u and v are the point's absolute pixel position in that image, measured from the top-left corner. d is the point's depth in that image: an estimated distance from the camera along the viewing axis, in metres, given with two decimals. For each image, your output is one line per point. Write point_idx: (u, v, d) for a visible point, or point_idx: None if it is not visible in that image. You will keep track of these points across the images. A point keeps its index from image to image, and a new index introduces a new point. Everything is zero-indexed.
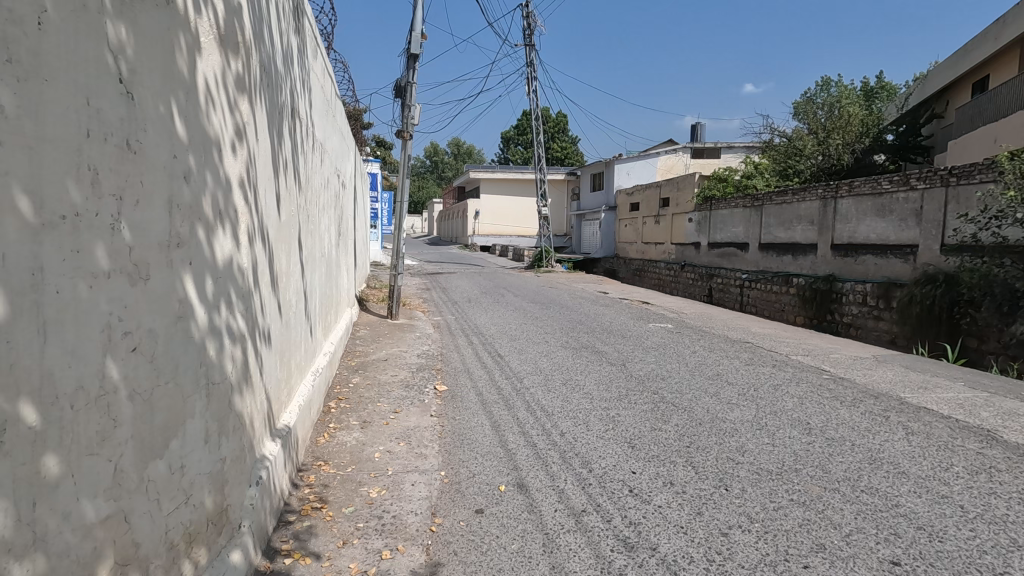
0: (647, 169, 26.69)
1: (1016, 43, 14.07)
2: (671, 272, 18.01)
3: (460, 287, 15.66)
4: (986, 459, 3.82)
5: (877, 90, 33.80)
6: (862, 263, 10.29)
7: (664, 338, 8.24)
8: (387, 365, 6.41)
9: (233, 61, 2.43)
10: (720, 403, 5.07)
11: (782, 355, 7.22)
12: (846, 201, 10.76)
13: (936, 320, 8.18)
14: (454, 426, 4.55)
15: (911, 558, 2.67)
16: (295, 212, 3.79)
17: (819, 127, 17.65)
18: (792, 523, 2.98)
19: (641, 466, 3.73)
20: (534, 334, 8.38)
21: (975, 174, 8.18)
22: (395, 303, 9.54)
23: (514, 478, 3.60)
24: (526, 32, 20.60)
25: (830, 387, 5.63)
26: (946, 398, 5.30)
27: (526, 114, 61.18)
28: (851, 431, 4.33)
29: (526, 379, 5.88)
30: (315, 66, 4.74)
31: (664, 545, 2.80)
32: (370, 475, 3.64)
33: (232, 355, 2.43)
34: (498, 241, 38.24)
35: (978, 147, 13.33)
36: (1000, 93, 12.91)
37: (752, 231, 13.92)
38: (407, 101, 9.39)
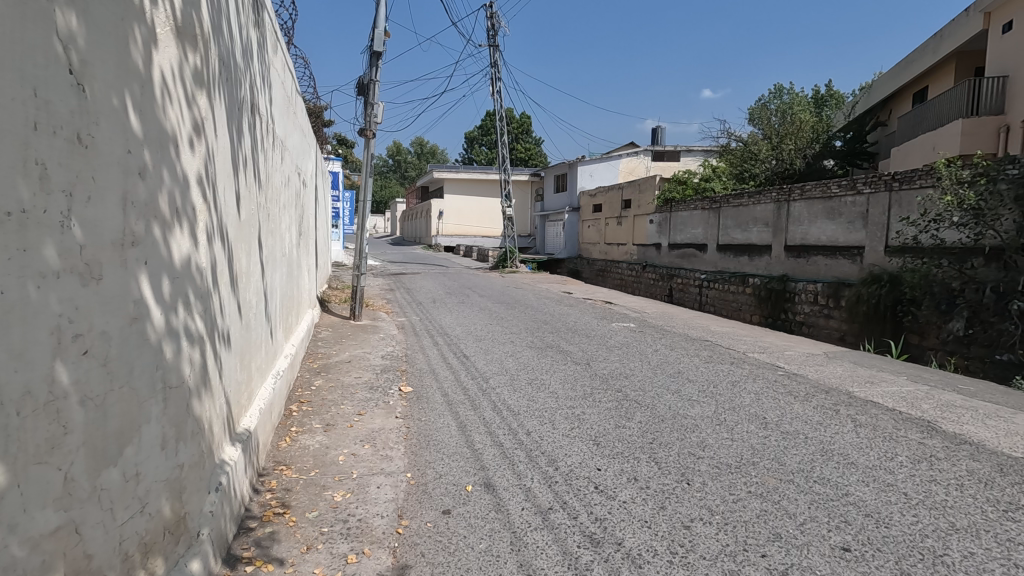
0: (609, 171, 27.11)
1: (951, 56, 14.93)
2: (632, 272, 18.33)
3: (424, 288, 15.51)
4: (927, 448, 4.05)
5: (826, 97, 35.28)
6: (814, 264, 10.73)
7: (627, 337, 8.39)
8: (350, 367, 6.31)
9: (191, 55, 2.35)
10: (681, 399, 5.20)
11: (739, 352, 7.45)
12: (798, 204, 11.21)
13: (881, 318, 8.61)
14: (419, 427, 4.52)
15: (860, 543, 2.81)
16: (255, 211, 3.68)
17: (773, 133, 18.31)
18: (751, 514, 3.09)
19: (606, 463, 3.80)
20: (500, 334, 8.39)
21: (916, 179, 8.65)
22: (358, 304, 9.40)
23: (481, 477, 3.61)
24: (490, 33, 20.62)
25: (785, 383, 5.85)
26: (891, 392, 5.58)
27: (490, 115, 61.23)
28: (805, 425, 4.51)
29: (492, 379, 5.89)
30: (276, 62, 4.63)
31: (629, 540, 2.86)
32: (334, 478, 3.58)
33: (190, 357, 2.36)
34: (462, 242, 38.09)
35: (919, 154, 14.08)
36: (938, 103, 13.67)
37: (710, 232, 14.32)
38: (369, 99, 9.26)
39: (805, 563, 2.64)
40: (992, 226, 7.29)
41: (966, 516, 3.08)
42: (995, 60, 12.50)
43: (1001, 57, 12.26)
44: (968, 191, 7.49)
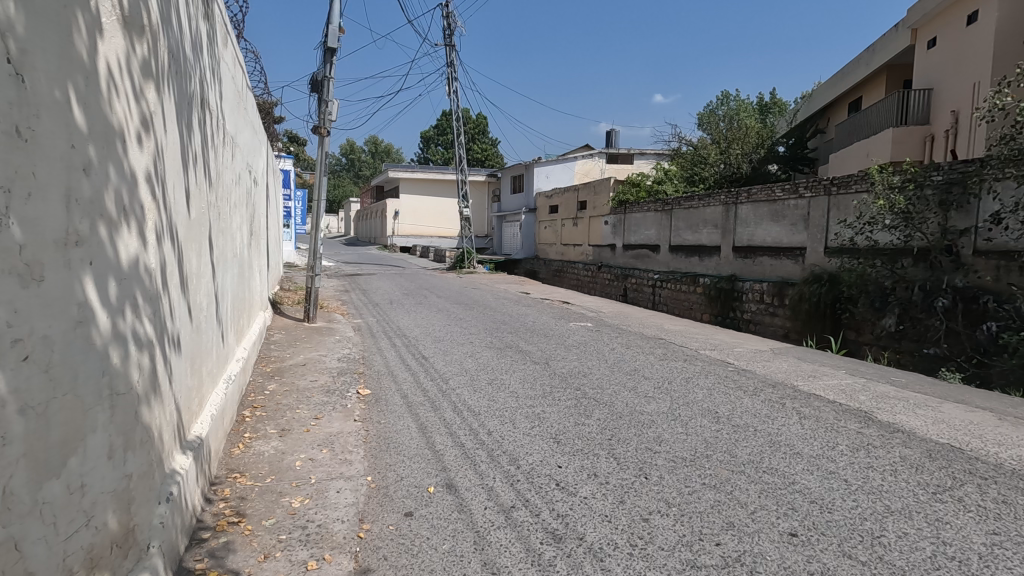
0: (565, 173, 27.45)
1: (883, 68, 15.88)
2: (588, 272, 18.62)
3: (380, 289, 15.30)
4: (864, 437, 4.32)
5: (769, 104, 36.82)
6: (759, 264, 11.19)
7: (584, 336, 8.53)
8: (305, 371, 6.15)
9: (139, 46, 2.25)
10: (637, 396, 5.33)
11: (691, 350, 7.70)
12: (745, 207, 11.67)
13: (821, 315, 9.07)
14: (379, 430, 4.47)
15: (806, 528, 2.96)
16: (205, 210, 3.55)
17: (721, 137, 19.00)
18: (705, 505, 3.21)
19: (566, 460, 3.86)
20: (458, 335, 8.37)
21: (851, 184, 9.17)
22: (312, 305, 9.17)
23: (443, 478, 3.60)
24: (446, 32, 20.53)
25: (735, 378, 6.09)
26: (832, 385, 5.92)
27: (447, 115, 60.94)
28: (754, 418, 4.72)
29: (452, 380, 5.87)
30: (226, 56, 4.46)
31: (590, 534, 2.92)
32: (291, 484, 3.49)
33: (139, 363, 2.26)
34: (419, 242, 37.70)
35: (854, 160, 14.89)
36: (871, 112, 14.51)
37: (663, 234, 14.72)
38: (324, 96, 9.05)
39: (756, 549, 2.77)
40: (920, 229, 7.82)
41: (901, 498, 3.30)
42: (922, 73, 13.39)
43: (927, 71, 13.14)
44: (899, 195, 8.00)
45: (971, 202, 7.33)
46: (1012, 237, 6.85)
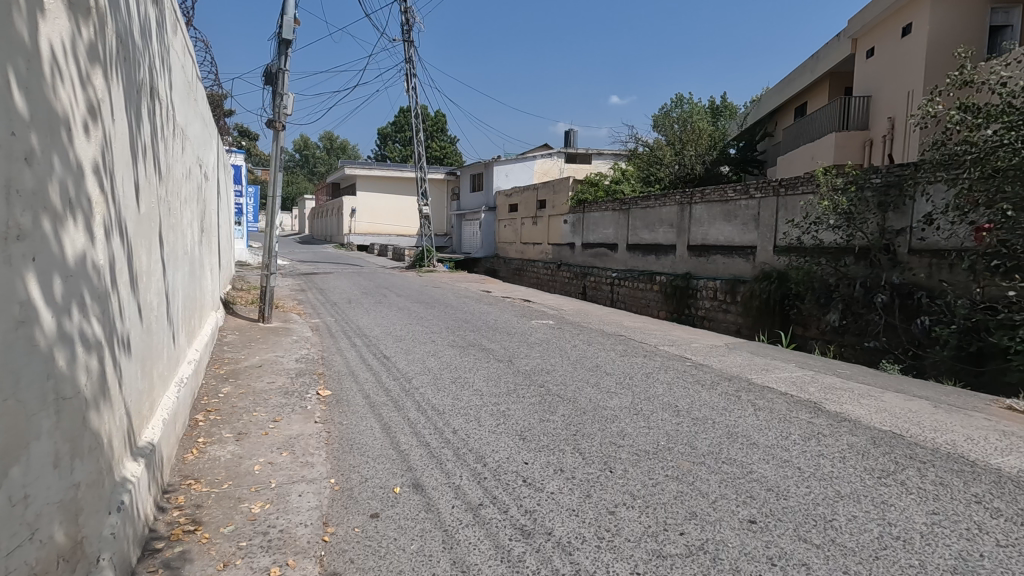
0: (525, 172, 27.56)
1: (826, 75, 16.64)
2: (548, 271, 18.76)
3: (338, 288, 14.96)
4: (814, 426, 4.53)
5: (721, 107, 37.94)
6: (713, 263, 11.54)
7: (546, 333, 8.59)
8: (262, 372, 5.95)
9: (85, 28, 2.12)
10: (600, 392, 5.41)
11: (650, 346, 7.87)
12: (699, 207, 12.02)
13: (771, 311, 9.44)
14: (341, 431, 4.37)
15: (764, 515, 3.08)
16: (155, 204, 3.38)
17: (675, 139, 19.51)
18: (669, 496, 3.29)
19: (532, 456, 3.87)
20: (420, 334, 8.28)
21: (798, 185, 9.58)
22: (267, 305, 8.88)
23: (409, 478, 3.55)
24: (404, 28, 20.26)
25: (694, 373, 6.28)
26: (784, 377, 6.18)
27: (405, 113, 60.20)
28: (712, 411, 4.87)
29: (415, 379, 5.79)
30: (175, 43, 4.26)
31: (558, 528, 2.94)
32: (250, 490, 3.37)
33: (86, 365, 2.13)
34: (376, 241, 37.06)
35: (799, 163, 15.54)
36: (815, 117, 15.17)
37: (621, 233, 14.98)
38: (278, 89, 8.77)
39: (718, 537, 2.86)
40: (861, 228, 8.24)
41: (849, 483, 3.47)
42: (862, 81, 14.10)
43: (867, 79, 13.85)
44: (842, 197, 8.41)
45: (906, 204, 7.78)
46: (944, 237, 7.30)
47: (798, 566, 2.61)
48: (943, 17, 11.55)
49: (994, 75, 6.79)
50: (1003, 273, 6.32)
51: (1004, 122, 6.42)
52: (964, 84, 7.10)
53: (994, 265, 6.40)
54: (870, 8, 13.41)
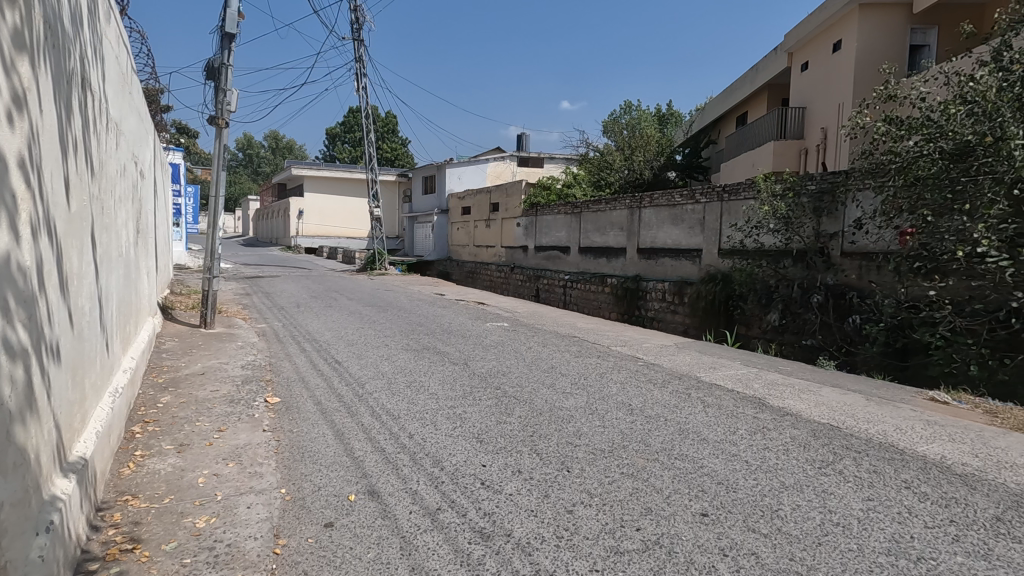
0: (478, 174, 27.55)
1: (765, 86, 17.45)
2: (501, 273, 18.81)
3: (285, 291, 14.48)
4: (759, 421, 4.73)
5: (667, 115, 39.16)
6: (661, 265, 11.87)
7: (501, 336, 8.60)
8: (204, 380, 5.68)
9: (10, 13, 1.97)
10: (556, 392, 5.46)
11: (604, 346, 8.02)
12: (648, 210, 12.35)
13: (716, 312, 9.80)
14: (292, 439, 4.22)
15: (715, 508, 3.19)
16: (86, 203, 3.17)
17: (625, 145, 19.99)
18: (625, 493, 3.36)
19: (490, 458, 3.86)
20: (372, 338, 8.11)
21: (740, 191, 9.99)
22: (209, 310, 8.50)
23: (364, 485, 3.47)
24: (354, 27, 19.90)
25: (645, 372, 6.43)
26: (730, 375, 6.43)
27: (355, 114, 59.14)
28: (664, 408, 5.00)
29: (368, 384, 5.66)
30: (109, 34, 4.02)
31: (518, 530, 2.95)
32: (194, 504, 3.20)
33: (11, 376, 1.97)
34: (325, 243, 36.12)
35: (741, 169, 16.19)
36: (755, 126, 15.86)
37: (573, 235, 15.20)
38: (221, 84, 8.43)
39: (672, 531, 2.93)
40: (798, 232, 8.68)
41: (793, 474, 3.64)
42: (797, 93, 14.88)
43: (802, 91, 14.63)
44: (781, 202, 8.83)
45: (838, 209, 8.25)
46: (872, 241, 7.78)
47: (748, 556, 2.71)
48: (869, 36, 12.37)
49: (915, 91, 7.25)
50: (925, 274, 6.78)
51: (923, 134, 6.76)
52: (888, 98, 7.55)
53: (917, 268, 6.85)
54: (804, 24, 14.19)
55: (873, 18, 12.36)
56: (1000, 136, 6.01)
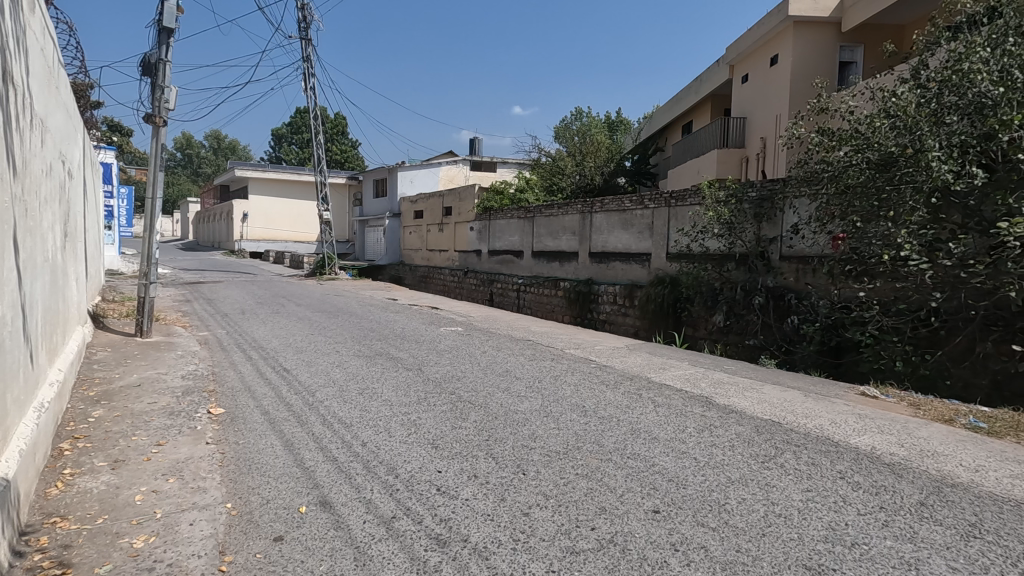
0: (430, 177, 27.32)
1: (708, 97, 18.14)
2: (454, 278, 18.72)
3: (229, 297, 13.88)
4: (706, 418, 4.91)
5: (617, 122, 40.08)
6: (612, 268, 12.13)
7: (455, 340, 8.54)
8: (141, 392, 5.37)
9: None
10: (511, 396, 5.48)
11: (557, 349, 8.11)
12: (598, 215, 12.60)
13: (665, 314, 10.10)
14: (238, 451, 4.06)
15: (667, 504, 3.28)
16: (8, 203, 2.95)
17: (576, 150, 20.31)
18: (580, 493, 3.41)
19: (445, 464, 3.83)
20: (323, 345, 7.90)
21: (686, 198, 10.36)
22: (146, 318, 8.07)
23: (316, 496, 3.37)
24: (302, 25, 19.42)
25: (598, 373, 6.56)
26: (679, 374, 6.64)
27: (303, 114, 57.62)
28: (616, 409, 5.11)
29: (318, 392, 5.51)
30: (33, 24, 3.76)
31: (474, 534, 2.94)
32: (130, 523, 3.02)
33: None
34: (271, 246, 34.93)
35: (687, 176, 16.70)
36: (700, 134, 16.41)
37: (526, 240, 15.31)
38: (158, 81, 8.03)
39: (626, 529, 3.00)
40: (740, 237, 9.07)
41: (739, 469, 3.80)
42: (738, 104, 15.54)
43: (742, 102, 15.29)
44: (724, 208, 9.19)
45: (777, 215, 8.66)
46: (808, 245, 8.20)
47: (697, 549, 2.80)
48: (802, 52, 13.09)
49: (844, 104, 7.69)
50: (855, 277, 7.22)
51: (852, 145, 7.16)
52: (821, 110, 7.99)
53: (848, 270, 7.28)
54: (744, 39, 14.87)
55: (806, 35, 13.11)
56: (919, 148, 6.44)
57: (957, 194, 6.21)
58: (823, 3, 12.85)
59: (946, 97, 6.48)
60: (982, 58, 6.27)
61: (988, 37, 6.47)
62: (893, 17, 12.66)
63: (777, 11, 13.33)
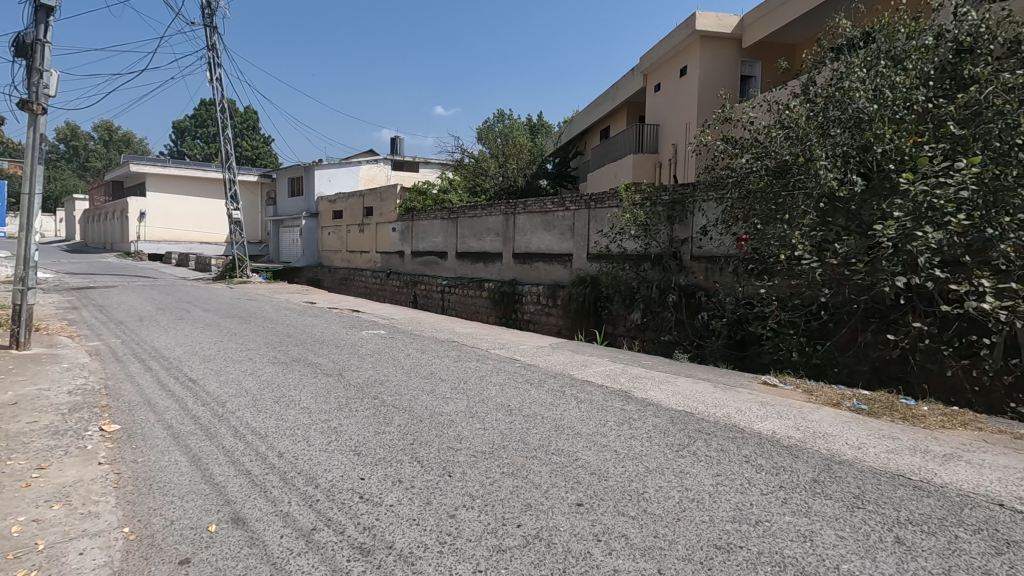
0: (349, 177, 26.43)
1: (624, 104, 18.91)
2: (376, 280, 18.26)
3: (123, 303, 12.70)
4: (626, 412, 5.12)
5: (538, 125, 40.80)
6: (535, 269, 12.33)
7: (378, 344, 8.33)
8: (18, 411, 4.80)
9: None
10: (436, 398, 5.42)
11: (482, 349, 8.12)
12: (521, 217, 12.77)
13: (586, 313, 10.41)
14: (136, 470, 3.73)
15: (590, 497, 3.38)
16: None
17: (499, 152, 20.44)
18: (506, 491, 3.44)
19: (369, 471, 3.73)
20: (234, 352, 7.42)
21: (605, 201, 10.72)
22: (23, 328, 7.23)
23: (227, 513, 3.17)
24: (205, 12, 18.18)
25: (523, 372, 6.64)
26: (600, 371, 6.87)
27: (208, 108, 54.03)
28: (541, 407, 5.20)
29: (229, 403, 5.17)
30: None
31: (400, 541, 2.88)
32: (4, 559, 2.70)
33: None
34: (173, 248, 32.40)
35: (605, 179, 17.25)
36: (617, 139, 17.03)
37: (449, 241, 15.23)
38: (36, 64, 7.22)
39: (551, 524, 3.06)
40: (655, 238, 9.54)
41: (656, 459, 3.98)
42: (652, 112, 16.30)
43: (656, 111, 16.06)
44: (640, 211, 9.63)
45: (688, 217, 9.16)
46: (716, 245, 8.74)
47: (619, 538, 2.91)
48: (707, 65, 13.96)
49: (745, 115, 8.27)
50: (756, 275, 7.81)
51: (753, 153, 7.71)
52: (726, 120, 8.54)
53: (751, 269, 7.87)
54: (655, 50, 15.65)
55: (711, 49, 13.99)
56: (809, 157, 7.03)
57: (841, 199, 6.83)
58: (726, 20, 13.86)
59: (831, 111, 7.12)
60: (860, 78, 6.97)
61: (864, 60, 7.21)
62: (786, 37, 13.78)
63: (685, 26, 14.16)
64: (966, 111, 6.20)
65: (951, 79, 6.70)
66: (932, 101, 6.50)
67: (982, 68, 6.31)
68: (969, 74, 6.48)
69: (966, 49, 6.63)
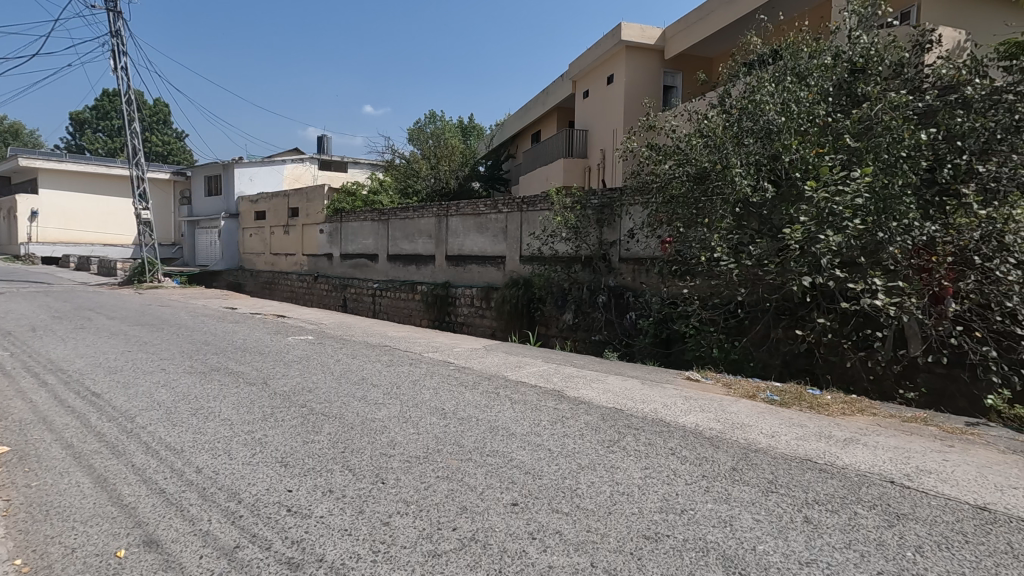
0: (272, 176, 25.22)
1: (554, 108, 19.25)
2: (303, 283, 17.58)
3: (11, 312, 11.46)
4: (559, 411, 5.22)
5: (469, 127, 40.80)
6: (469, 271, 12.31)
7: (306, 350, 8.01)
8: None
9: None
10: (367, 404, 5.29)
11: (415, 353, 8.01)
12: (454, 219, 12.71)
13: (520, 314, 10.52)
14: (30, 495, 3.38)
15: (524, 496, 3.42)
16: None
17: (430, 153, 20.22)
18: (441, 496, 3.41)
19: (296, 482, 3.59)
20: (144, 362, 6.89)
21: (537, 204, 10.85)
22: None
23: (138, 536, 2.94)
24: None
25: (457, 375, 6.61)
26: (534, 371, 6.95)
27: (112, 99, 49.91)
28: (476, 409, 5.20)
29: (140, 417, 4.79)
30: None
31: (331, 553, 2.79)
32: None
33: None
34: (71, 250, 29.65)
35: (536, 183, 17.48)
36: (547, 143, 17.33)
37: (380, 243, 14.90)
38: None
39: (487, 525, 3.07)
40: (585, 240, 9.79)
41: (587, 455, 4.10)
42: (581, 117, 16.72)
43: (585, 116, 16.48)
44: (570, 213, 9.84)
45: (616, 220, 9.48)
46: (642, 248, 9.10)
47: (552, 535, 2.97)
48: (633, 74, 14.51)
49: (668, 123, 8.65)
50: (680, 276, 8.21)
51: (675, 160, 8.12)
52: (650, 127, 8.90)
53: (675, 270, 8.27)
54: (584, 57, 16.06)
55: (636, 59, 14.55)
56: (725, 165, 7.46)
57: (754, 205, 7.27)
58: (649, 32, 14.46)
59: (745, 122, 7.59)
60: (770, 92, 7.48)
61: (773, 75, 7.75)
62: (704, 50, 14.56)
63: (612, 35, 14.64)
64: (860, 125, 6.80)
65: (847, 96, 7.34)
66: (831, 115, 7.09)
67: (872, 87, 6.96)
68: (861, 92, 7.15)
69: (859, 69, 7.32)
